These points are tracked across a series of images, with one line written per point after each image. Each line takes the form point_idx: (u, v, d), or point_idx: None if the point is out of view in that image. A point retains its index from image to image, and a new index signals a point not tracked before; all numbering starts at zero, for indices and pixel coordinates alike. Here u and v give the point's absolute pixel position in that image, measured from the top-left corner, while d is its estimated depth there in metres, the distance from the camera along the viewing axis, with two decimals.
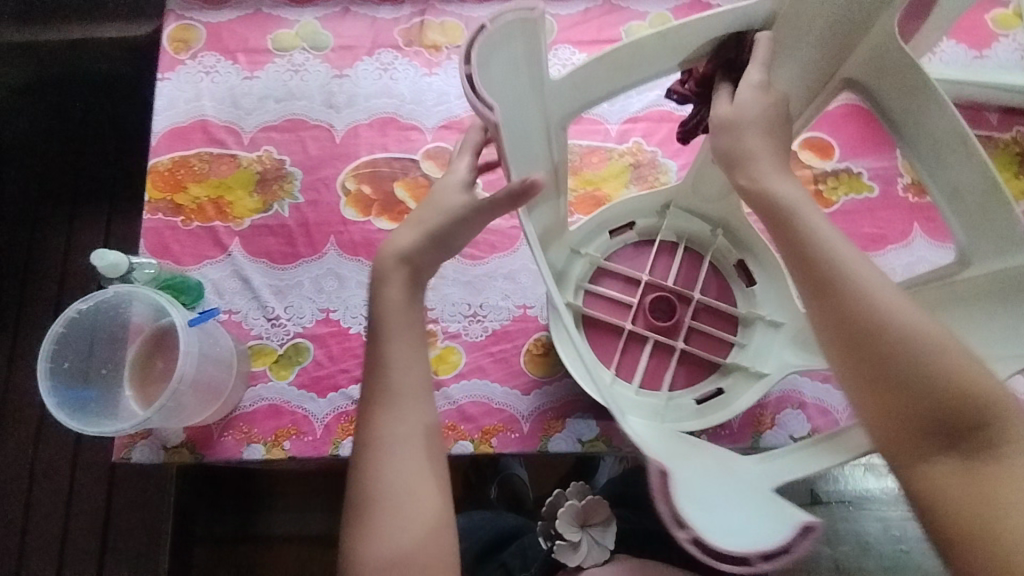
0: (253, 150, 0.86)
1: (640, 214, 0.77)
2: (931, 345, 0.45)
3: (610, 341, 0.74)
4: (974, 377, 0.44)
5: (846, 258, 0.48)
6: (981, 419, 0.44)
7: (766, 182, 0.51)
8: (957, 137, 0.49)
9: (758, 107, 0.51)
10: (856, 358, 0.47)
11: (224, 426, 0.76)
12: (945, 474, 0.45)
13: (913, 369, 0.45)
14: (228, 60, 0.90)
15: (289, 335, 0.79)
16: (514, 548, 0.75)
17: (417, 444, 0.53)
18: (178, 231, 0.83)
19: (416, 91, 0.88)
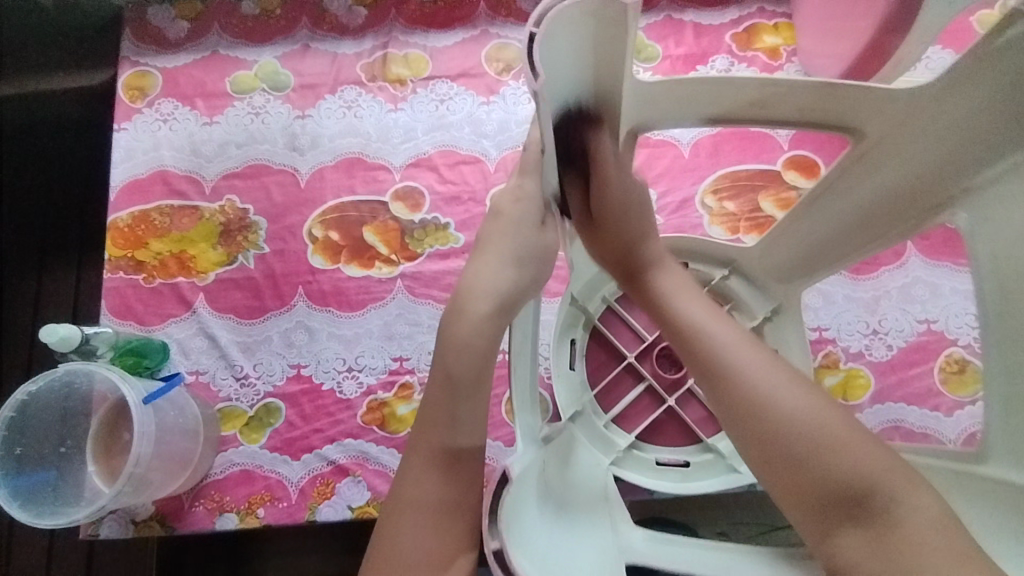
0: (215, 200, 0.83)
1: (571, 330, 0.73)
2: (786, 388, 0.43)
3: (666, 421, 0.72)
4: (833, 423, 0.41)
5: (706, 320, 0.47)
6: (863, 486, 0.39)
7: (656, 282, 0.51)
8: (767, 87, 0.45)
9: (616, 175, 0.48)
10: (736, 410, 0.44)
11: (194, 496, 0.72)
12: (858, 543, 0.38)
13: (772, 417, 0.42)
14: (186, 106, 0.86)
15: (260, 395, 0.76)
16: None
17: (460, 516, 0.40)
18: (141, 290, 0.79)
19: (382, 128, 0.84)
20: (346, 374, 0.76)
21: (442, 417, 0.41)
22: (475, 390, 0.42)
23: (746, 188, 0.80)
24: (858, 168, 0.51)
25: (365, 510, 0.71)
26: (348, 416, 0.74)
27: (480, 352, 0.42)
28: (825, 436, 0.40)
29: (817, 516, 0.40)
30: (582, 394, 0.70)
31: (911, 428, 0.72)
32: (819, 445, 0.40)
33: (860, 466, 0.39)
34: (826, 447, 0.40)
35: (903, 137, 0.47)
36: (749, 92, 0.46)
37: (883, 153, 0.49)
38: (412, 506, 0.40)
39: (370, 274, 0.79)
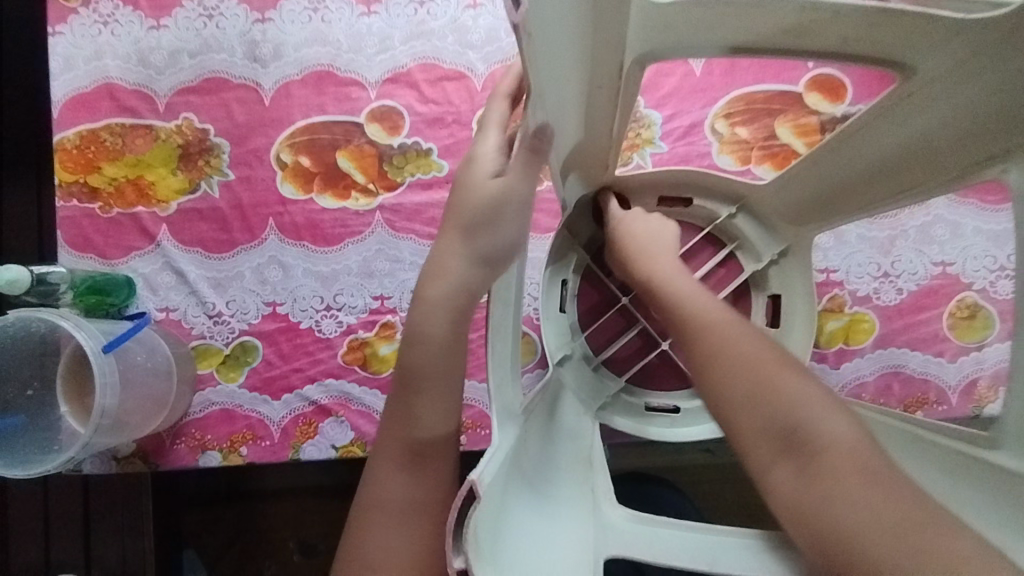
0: (170, 119, 0.74)
1: (563, 270, 0.68)
2: (731, 324, 0.44)
3: (656, 366, 0.70)
4: (768, 356, 0.42)
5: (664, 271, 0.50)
6: (798, 420, 0.39)
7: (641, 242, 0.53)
8: (807, 14, 0.37)
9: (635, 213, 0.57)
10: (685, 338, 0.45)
11: (175, 434, 0.71)
12: (792, 474, 0.38)
13: (718, 345, 0.43)
14: (127, 6, 0.75)
15: (235, 333, 0.72)
16: None
17: (428, 467, 0.45)
18: (98, 220, 0.73)
19: (353, 36, 0.74)
20: (324, 313, 0.72)
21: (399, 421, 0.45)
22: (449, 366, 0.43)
23: (763, 113, 0.71)
24: (898, 109, 0.46)
25: (349, 449, 0.71)
26: (328, 356, 0.71)
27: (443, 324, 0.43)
28: (755, 359, 0.42)
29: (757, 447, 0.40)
30: (571, 339, 0.67)
31: (910, 374, 0.70)
32: (760, 370, 0.41)
33: (786, 389, 0.40)
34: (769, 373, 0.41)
35: (950, 83, 0.41)
36: (786, 19, 0.38)
37: (934, 94, 0.42)
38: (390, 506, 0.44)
39: (346, 206, 0.72)
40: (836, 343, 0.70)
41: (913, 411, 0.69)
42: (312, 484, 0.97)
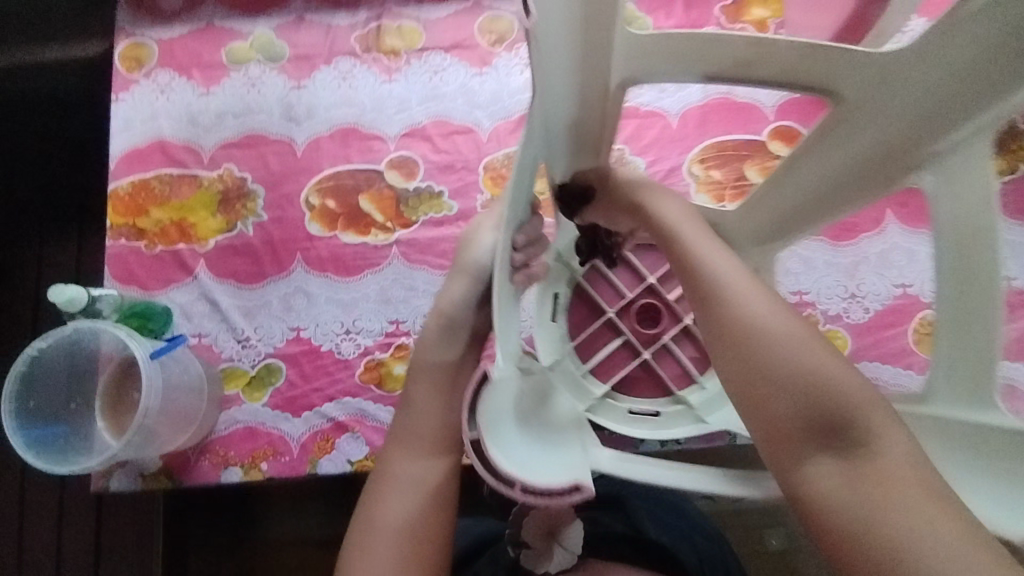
0: (213, 169, 0.84)
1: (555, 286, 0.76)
2: (786, 320, 0.42)
3: (646, 385, 0.75)
4: (831, 362, 0.40)
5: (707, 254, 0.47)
6: (848, 421, 0.38)
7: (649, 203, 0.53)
8: (752, 46, 0.48)
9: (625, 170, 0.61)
10: (730, 324, 0.42)
11: (200, 451, 0.76)
12: (834, 477, 0.38)
13: (770, 340, 0.41)
14: (182, 77, 0.88)
15: (261, 356, 0.79)
16: (487, 557, 0.69)
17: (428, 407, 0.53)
18: (143, 256, 0.82)
19: (376, 99, 0.86)
20: (344, 336, 0.79)
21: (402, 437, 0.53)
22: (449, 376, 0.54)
23: (732, 158, 0.82)
24: (839, 130, 0.53)
25: (363, 464, 0.75)
26: (347, 375, 0.78)
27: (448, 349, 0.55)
28: (810, 353, 0.40)
29: (794, 446, 0.39)
30: (561, 346, 0.74)
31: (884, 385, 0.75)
32: (798, 362, 0.40)
33: (840, 389, 0.39)
34: (807, 367, 0.40)
35: (877, 104, 0.50)
36: (736, 51, 0.48)
37: (868, 116, 0.51)
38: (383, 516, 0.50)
39: (366, 241, 0.81)
40: None
41: None
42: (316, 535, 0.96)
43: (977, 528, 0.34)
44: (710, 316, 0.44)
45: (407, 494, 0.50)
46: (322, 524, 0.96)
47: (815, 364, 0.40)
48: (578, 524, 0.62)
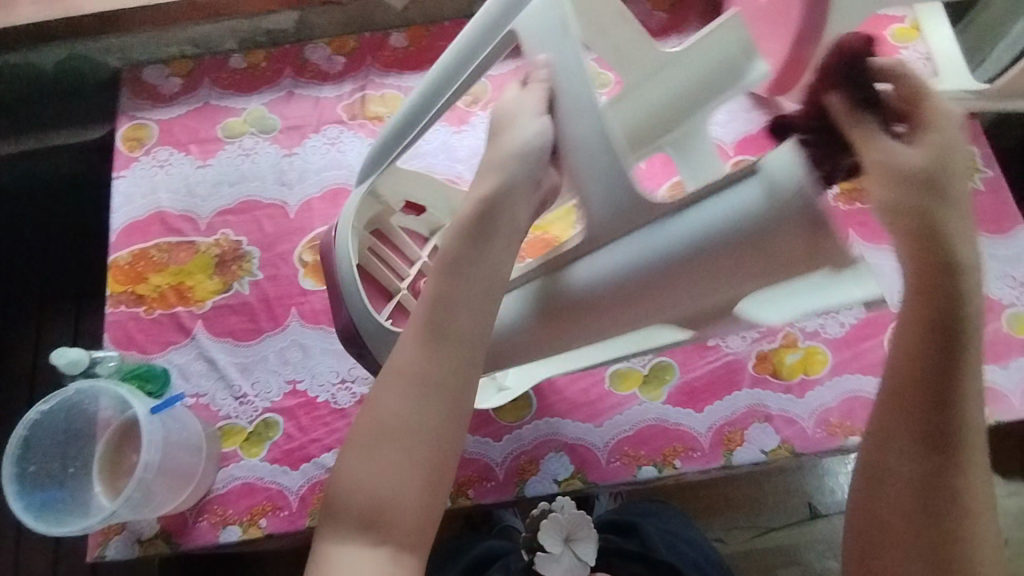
0: (210, 235, 0.89)
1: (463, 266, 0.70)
2: (955, 389, 0.53)
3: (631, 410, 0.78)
4: (972, 451, 0.54)
5: (960, 310, 0.51)
6: (951, 497, 0.53)
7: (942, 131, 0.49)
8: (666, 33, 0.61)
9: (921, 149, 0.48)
10: (916, 399, 0.54)
11: (198, 511, 0.75)
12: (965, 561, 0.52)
13: (949, 420, 0.53)
14: (180, 152, 0.93)
15: (258, 411, 0.80)
16: (503, 560, 0.82)
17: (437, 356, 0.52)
18: (142, 321, 0.84)
19: (363, 160, 0.91)
20: (339, 386, 0.80)
21: (429, 339, 0.52)
22: (474, 245, 0.54)
23: None
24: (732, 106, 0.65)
25: None
26: (344, 424, 0.78)
27: (490, 221, 0.55)
28: (962, 450, 0.53)
29: (921, 530, 0.54)
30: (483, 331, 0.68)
31: (870, 396, 0.77)
32: (956, 420, 0.53)
33: (961, 482, 0.53)
34: (969, 416, 0.53)
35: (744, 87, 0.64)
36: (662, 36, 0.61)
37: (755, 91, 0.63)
38: (384, 420, 0.50)
39: None
40: (798, 374, 0.78)
41: None
42: None
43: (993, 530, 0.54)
44: (911, 345, 0.53)
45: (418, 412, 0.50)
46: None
47: (964, 417, 0.53)
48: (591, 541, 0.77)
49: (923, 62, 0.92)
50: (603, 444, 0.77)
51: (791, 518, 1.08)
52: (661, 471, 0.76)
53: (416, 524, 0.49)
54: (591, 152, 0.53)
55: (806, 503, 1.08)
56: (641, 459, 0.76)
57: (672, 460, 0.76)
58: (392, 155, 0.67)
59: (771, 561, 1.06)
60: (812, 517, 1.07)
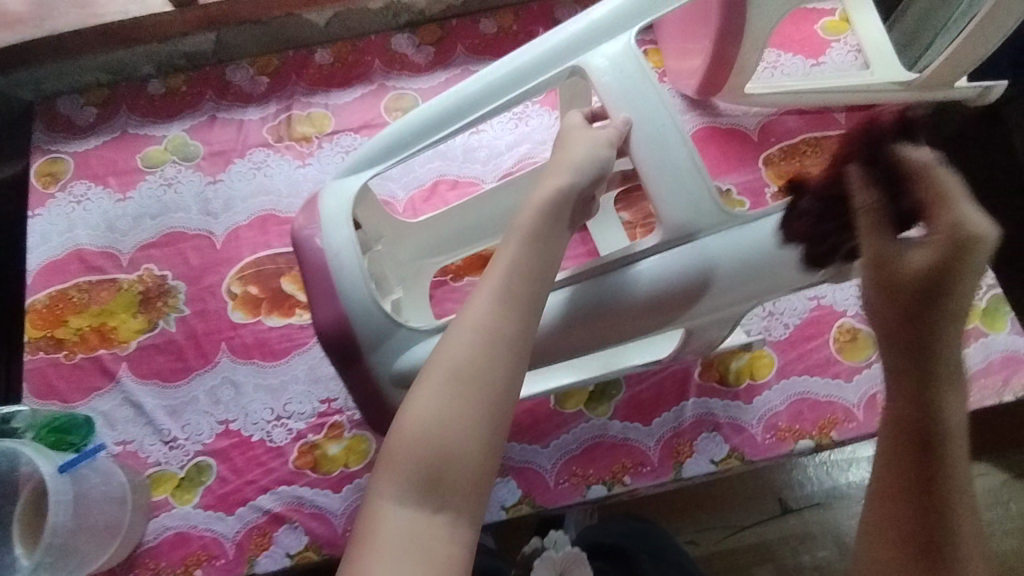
0: (133, 271, 0.84)
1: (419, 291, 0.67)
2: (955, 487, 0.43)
3: (576, 429, 0.75)
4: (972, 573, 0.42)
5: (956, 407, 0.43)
6: None
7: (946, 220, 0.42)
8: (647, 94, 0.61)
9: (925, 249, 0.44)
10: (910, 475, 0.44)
11: (129, 566, 0.72)
12: None
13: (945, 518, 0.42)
14: (99, 186, 0.89)
15: (189, 455, 0.76)
16: None
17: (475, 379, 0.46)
18: (62, 367, 0.80)
19: (292, 184, 0.88)
20: (275, 423, 0.77)
21: (507, 304, 0.48)
22: (556, 226, 0.53)
23: (639, 198, 0.84)
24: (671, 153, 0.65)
25: (304, 555, 0.72)
26: (280, 463, 0.75)
27: (572, 200, 0.55)
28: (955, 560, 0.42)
29: None
30: None
31: (818, 398, 0.76)
32: (937, 460, 0.43)
33: None
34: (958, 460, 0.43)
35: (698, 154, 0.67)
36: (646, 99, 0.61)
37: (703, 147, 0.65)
38: (455, 368, 0.46)
39: (291, 322, 0.81)
40: (744, 379, 0.77)
41: (829, 432, 0.74)
42: None
43: None
44: (900, 403, 0.44)
45: (488, 372, 0.46)
46: None
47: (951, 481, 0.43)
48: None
49: (853, 54, 0.92)
50: (551, 467, 0.74)
51: (761, 516, 1.02)
52: (611, 488, 0.73)
53: (477, 485, 0.44)
54: (673, 167, 0.56)
55: (776, 499, 1.02)
56: (590, 478, 0.74)
57: (621, 477, 0.74)
58: (385, 162, 0.64)
59: (743, 560, 1.01)
60: (782, 513, 1.02)
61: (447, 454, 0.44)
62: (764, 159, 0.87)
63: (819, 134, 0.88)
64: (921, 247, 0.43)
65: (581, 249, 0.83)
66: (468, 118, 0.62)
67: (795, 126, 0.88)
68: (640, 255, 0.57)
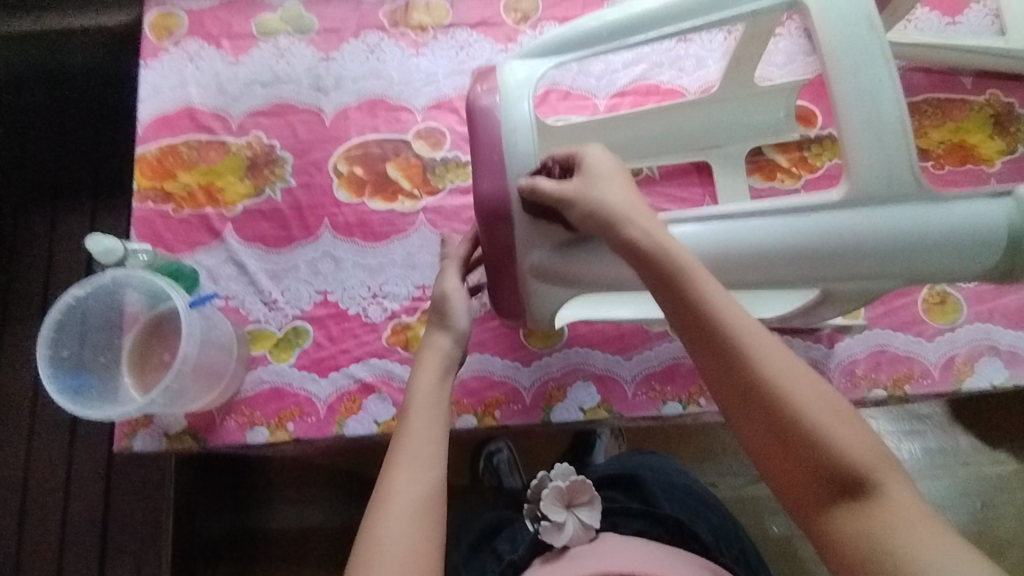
0: (241, 136, 0.85)
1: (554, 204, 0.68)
2: (783, 374, 0.47)
3: (658, 345, 0.78)
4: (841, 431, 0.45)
5: (719, 315, 0.49)
6: (844, 476, 0.44)
7: (589, 198, 0.55)
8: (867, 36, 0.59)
9: (605, 190, 0.55)
10: (739, 390, 0.47)
11: (226, 411, 0.76)
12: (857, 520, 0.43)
13: (782, 403, 0.46)
14: (211, 46, 0.89)
15: (288, 318, 0.79)
16: (509, 532, 0.78)
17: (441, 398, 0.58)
18: (170, 219, 0.82)
19: (404, 72, 0.88)
20: (371, 300, 0.80)
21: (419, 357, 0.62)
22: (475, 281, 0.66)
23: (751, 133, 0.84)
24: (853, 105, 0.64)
25: (390, 424, 0.76)
26: (374, 338, 0.78)
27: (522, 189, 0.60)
28: (812, 417, 0.45)
29: (808, 498, 0.45)
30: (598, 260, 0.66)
31: (896, 351, 0.78)
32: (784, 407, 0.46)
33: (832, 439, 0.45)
34: (777, 381, 0.46)
35: None
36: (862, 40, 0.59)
37: None
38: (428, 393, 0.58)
39: (393, 208, 0.83)
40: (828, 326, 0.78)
41: (903, 385, 0.77)
42: (319, 520, 1.06)
43: (937, 524, 0.41)
44: (705, 341, 0.49)
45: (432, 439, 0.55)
46: (324, 513, 1.06)
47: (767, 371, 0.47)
48: (595, 502, 0.72)
49: (991, 18, 0.89)
50: (630, 377, 0.77)
51: None
52: (686, 407, 0.77)
53: (430, 487, 0.52)
54: (880, 129, 0.57)
55: None
56: (667, 394, 0.77)
57: (696, 398, 0.77)
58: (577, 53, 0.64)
59: (760, 505, 1.10)
60: None
61: (410, 493, 0.51)
62: None
63: (941, 96, 0.86)
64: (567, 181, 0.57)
65: (685, 177, 0.83)
66: (671, 26, 0.62)
67: (919, 84, 0.87)
68: (785, 211, 0.58)
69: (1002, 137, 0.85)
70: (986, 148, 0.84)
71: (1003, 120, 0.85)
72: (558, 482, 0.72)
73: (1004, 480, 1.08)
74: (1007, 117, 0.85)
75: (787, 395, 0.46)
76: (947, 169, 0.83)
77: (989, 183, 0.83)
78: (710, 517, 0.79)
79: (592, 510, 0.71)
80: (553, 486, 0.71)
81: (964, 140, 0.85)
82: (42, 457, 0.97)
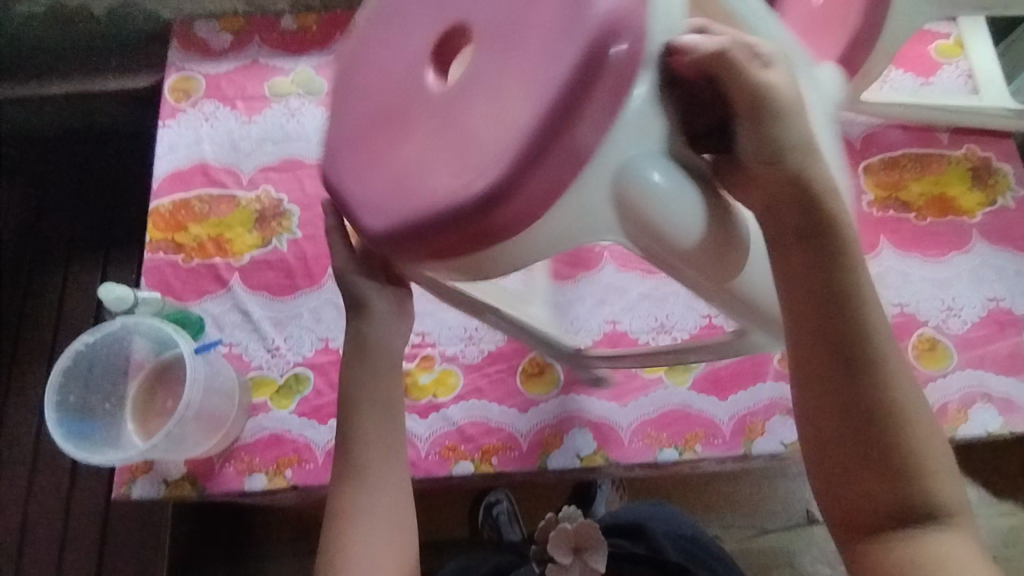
0: (251, 190, 0.90)
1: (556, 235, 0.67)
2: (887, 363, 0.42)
3: (653, 393, 0.79)
4: (925, 443, 0.42)
5: (845, 273, 0.43)
6: (908, 490, 0.42)
7: (769, 96, 0.41)
8: None
9: (796, 105, 0.42)
10: (835, 360, 0.42)
11: (225, 458, 0.77)
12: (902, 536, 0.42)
13: (876, 393, 0.42)
14: (226, 107, 0.94)
15: (290, 365, 0.81)
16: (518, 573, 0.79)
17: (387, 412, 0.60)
18: (179, 269, 0.86)
19: None
20: None
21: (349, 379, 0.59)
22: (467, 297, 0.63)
23: None
24: None
25: None
26: None
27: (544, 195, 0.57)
28: (902, 419, 0.42)
29: (862, 498, 0.42)
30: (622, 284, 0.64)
31: None
32: (865, 368, 0.42)
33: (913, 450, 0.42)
34: (887, 375, 0.42)
35: None
36: None
37: None
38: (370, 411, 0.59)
39: None
40: None
41: None
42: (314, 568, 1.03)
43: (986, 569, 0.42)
44: (807, 292, 0.43)
45: (379, 458, 0.59)
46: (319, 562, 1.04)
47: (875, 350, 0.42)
48: (602, 549, 0.73)
49: (964, 78, 0.94)
50: (627, 424, 0.78)
51: (789, 522, 1.09)
52: (682, 454, 0.77)
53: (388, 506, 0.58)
54: None
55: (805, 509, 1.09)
56: (663, 441, 0.77)
57: (693, 445, 0.77)
58: None
59: (766, 560, 1.08)
60: (808, 523, 1.09)
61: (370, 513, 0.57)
62: (864, 167, 0.89)
63: (920, 150, 0.90)
64: (773, 69, 0.42)
65: None
66: None
67: (899, 140, 0.91)
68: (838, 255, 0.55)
69: (981, 189, 0.88)
70: (967, 200, 0.87)
71: (982, 174, 0.89)
72: (565, 524, 0.74)
73: (1011, 533, 1.05)
74: (985, 170, 0.89)
75: (888, 388, 0.42)
76: (929, 221, 0.86)
77: (972, 233, 0.86)
78: (720, 570, 0.76)
79: (597, 552, 0.72)
80: (559, 528, 0.74)
81: (944, 192, 0.88)
82: (39, 506, 0.97)
